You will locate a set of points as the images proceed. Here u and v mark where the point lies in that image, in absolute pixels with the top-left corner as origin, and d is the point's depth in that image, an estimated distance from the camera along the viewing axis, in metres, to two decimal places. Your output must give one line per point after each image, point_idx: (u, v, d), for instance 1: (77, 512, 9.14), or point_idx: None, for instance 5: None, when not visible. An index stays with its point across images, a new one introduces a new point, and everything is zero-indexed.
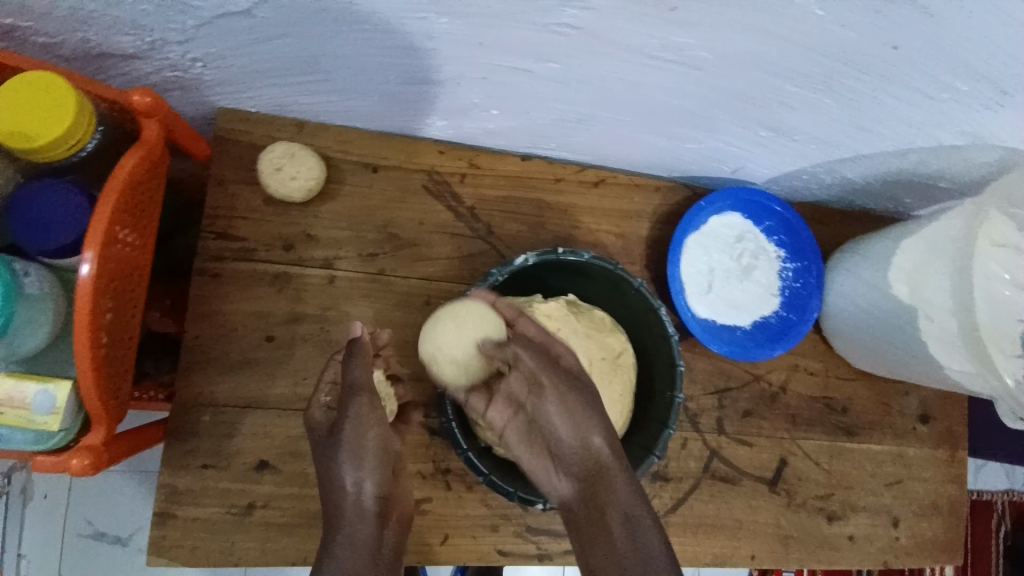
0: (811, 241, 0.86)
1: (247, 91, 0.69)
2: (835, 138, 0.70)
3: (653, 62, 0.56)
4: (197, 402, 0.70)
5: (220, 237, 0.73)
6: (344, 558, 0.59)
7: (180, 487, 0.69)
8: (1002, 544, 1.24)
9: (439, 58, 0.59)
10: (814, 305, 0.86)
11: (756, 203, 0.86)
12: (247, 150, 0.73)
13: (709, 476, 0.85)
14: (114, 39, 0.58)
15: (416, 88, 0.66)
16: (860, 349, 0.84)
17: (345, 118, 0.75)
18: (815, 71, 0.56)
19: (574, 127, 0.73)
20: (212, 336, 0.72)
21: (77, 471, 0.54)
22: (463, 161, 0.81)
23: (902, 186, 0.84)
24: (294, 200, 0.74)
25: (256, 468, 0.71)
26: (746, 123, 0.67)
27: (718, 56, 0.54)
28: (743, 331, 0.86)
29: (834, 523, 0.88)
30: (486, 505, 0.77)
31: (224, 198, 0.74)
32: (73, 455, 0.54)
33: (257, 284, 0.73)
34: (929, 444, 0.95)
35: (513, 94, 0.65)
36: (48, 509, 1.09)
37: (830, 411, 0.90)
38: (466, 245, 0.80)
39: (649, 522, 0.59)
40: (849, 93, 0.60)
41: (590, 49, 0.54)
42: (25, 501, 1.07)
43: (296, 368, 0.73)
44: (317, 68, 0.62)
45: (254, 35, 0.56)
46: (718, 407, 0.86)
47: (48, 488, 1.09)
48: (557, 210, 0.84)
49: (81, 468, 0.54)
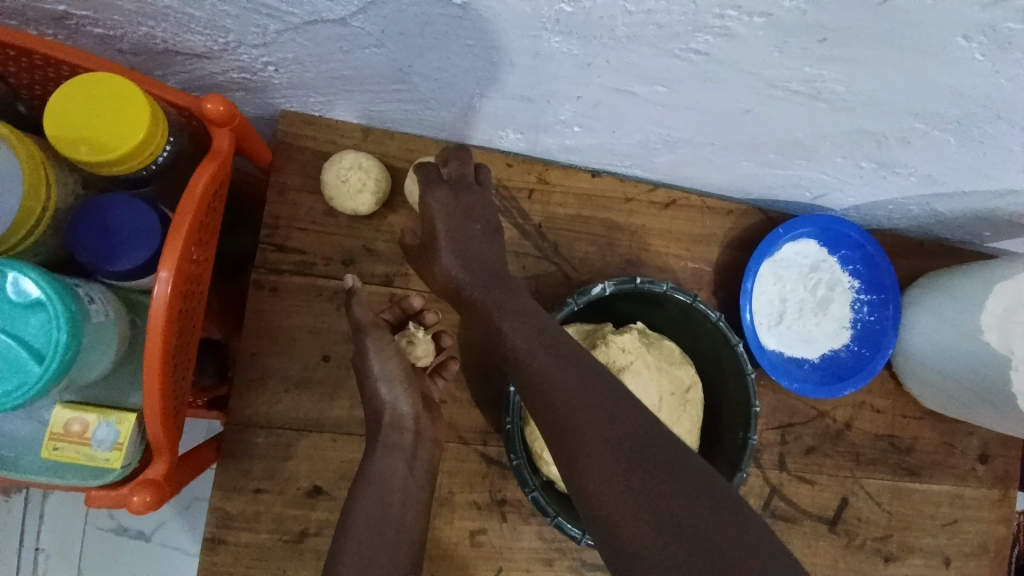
0: (892, 276, 0.81)
1: (316, 95, 0.65)
2: (939, 174, 0.66)
3: (776, 93, 0.53)
4: (251, 423, 0.67)
5: (278, 249, 0.69)
6: (358, 545, 0.55)
7: (232, 511, 0.66)
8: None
9: (536, 75, 0.55)
10: (891, 341, 0.81)
11: (836, 231, 0.81)
12: (310, 156, 0.70)
13: (769, 514, 0.81)
14: (184, 38, 0.54)
15: (501, 103, 0.61)
16: (933, 391, 0.81)
17: (413, 126, 0.71)
18: (944, 110, 0.53)
19: (659, 148, 0.69)
20: (268, 354, 0.68)
21: (139, 509, 0.50)
22: (532, 175, 0.77)
23: (986, 222, 0.80)
24: (358, 213, 0.69)
25: (310, 493, 0.67)
26: (852, 153, 0.64)
27: (850, 91, 0.51)
28: (811, 365, 0.83)
29: (891, 564, 0.85)
30: (542, 538, 0.74)
31: (284, 207, 0.70)
32: (134, 491, 0.50)
33: (316, 300, 0.69)
34: (988, 484, 0.92)
35: (606, 113, 0.61)
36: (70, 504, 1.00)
37: (893, 450, 0.87)
38: (531, 264, 0.77)
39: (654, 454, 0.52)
40: (974, 132, 0.56)
41: (713, 76, 0.51)
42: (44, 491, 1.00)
43: (354, 389, 0.69)
44: (404, 78, 0.58)
45: (342, 43, 0.53)
46: (782, 443, 0.83)
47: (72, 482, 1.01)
48: (627, 232, 0.80)
49: (142, 506, 0.51)
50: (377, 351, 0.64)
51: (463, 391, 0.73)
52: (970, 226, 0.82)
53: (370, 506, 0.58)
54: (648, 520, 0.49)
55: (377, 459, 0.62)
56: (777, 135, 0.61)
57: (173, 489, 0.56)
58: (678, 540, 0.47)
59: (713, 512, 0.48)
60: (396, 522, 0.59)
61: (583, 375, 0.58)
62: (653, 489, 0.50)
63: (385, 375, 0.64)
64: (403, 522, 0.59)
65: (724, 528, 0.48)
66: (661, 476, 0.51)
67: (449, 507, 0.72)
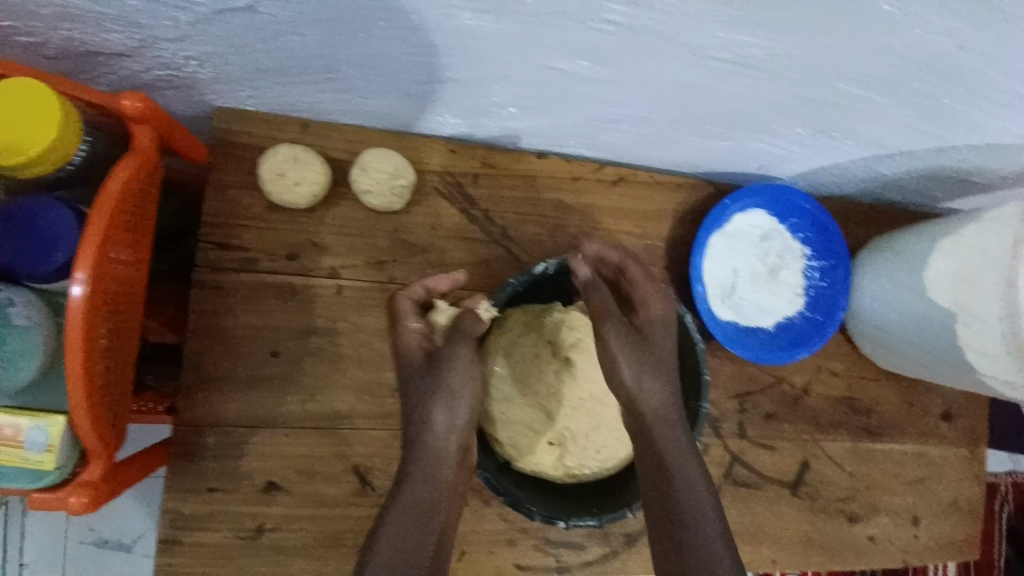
0: (842, 241, 0.82)
1: (246, 88, 0.63)
2: (878, 139, 0.67)
3: (699, 61, 0.52)
4: (201, 423, 0.67)
5: (221, 247, 0.68)
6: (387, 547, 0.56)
7: (186, 512, 0.66)
8: (1003, 529, 1.23)
9: (460, 56, 0.54)
10: (842, 305, 0.82)
11: (784, 199, 0.82)
12: (247, 151, 0.69)
13: (731, 482, 0.83)
14: (102, 37, 0.53)
15: (435, 87, 0.61)
16: (885, 350, 0.82)
17: (351, 116, 0.69)
18: (867, 70, 0.53)
19: (602, 126, 0.68)
20: (218, 353, 0.67)
21: (76, 509, 0.52)
22: (476, 160, 0.76)
23: (934, 181, 0.80)
24: (299, 207, 0.68)
25: (266, 489, 0.68)
26: (789, 121, 0.63)
27: (774, 56, 0.51)
28: (767, 334, 0.83)
29: (855, 524, 0.87)
30: (504, 519, 0.76)
31: (222, 204, 0.68)
32: (72, 492, 0.52)
33: (262, 297, 0.69)
34: (951, 441, 0.93)
35: (540, 94, 0.60)
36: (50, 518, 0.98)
37: (853, 413, 0.88)
38: (480, 250, 0.76)
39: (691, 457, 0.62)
40: (903, 92, 0.56)
41: (637, 47, 0.50)
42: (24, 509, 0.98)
43: (306, 383, 0.69)
44: (330, 67, 0.57)
45: (259, 33, 0.52)
46: (741, 412, 0.84)
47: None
48: (577, 211, 0.80)
49: (81, 506, 0.52)
50: (422, 366, 0.63)
51: None
52: (921, 186, 0.82)
53: (400, 524, 0.58)
54: (693, 533, 0.58)
55: (414, 476, 0.60)
56: (712, 108, 0.61)
57: (116, 488, 0.57)
58: (709, 548, 0.57)
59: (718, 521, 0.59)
60: (415, 533, 0.58)
61: (655, 383, 0.65)
62: (691, 504, 0.59)
63: (432, 385, 0.62)
64: (428, 536, 0.59)
65: (718, 537, 0.58)
66: (697, 492, 0.60)
67: None
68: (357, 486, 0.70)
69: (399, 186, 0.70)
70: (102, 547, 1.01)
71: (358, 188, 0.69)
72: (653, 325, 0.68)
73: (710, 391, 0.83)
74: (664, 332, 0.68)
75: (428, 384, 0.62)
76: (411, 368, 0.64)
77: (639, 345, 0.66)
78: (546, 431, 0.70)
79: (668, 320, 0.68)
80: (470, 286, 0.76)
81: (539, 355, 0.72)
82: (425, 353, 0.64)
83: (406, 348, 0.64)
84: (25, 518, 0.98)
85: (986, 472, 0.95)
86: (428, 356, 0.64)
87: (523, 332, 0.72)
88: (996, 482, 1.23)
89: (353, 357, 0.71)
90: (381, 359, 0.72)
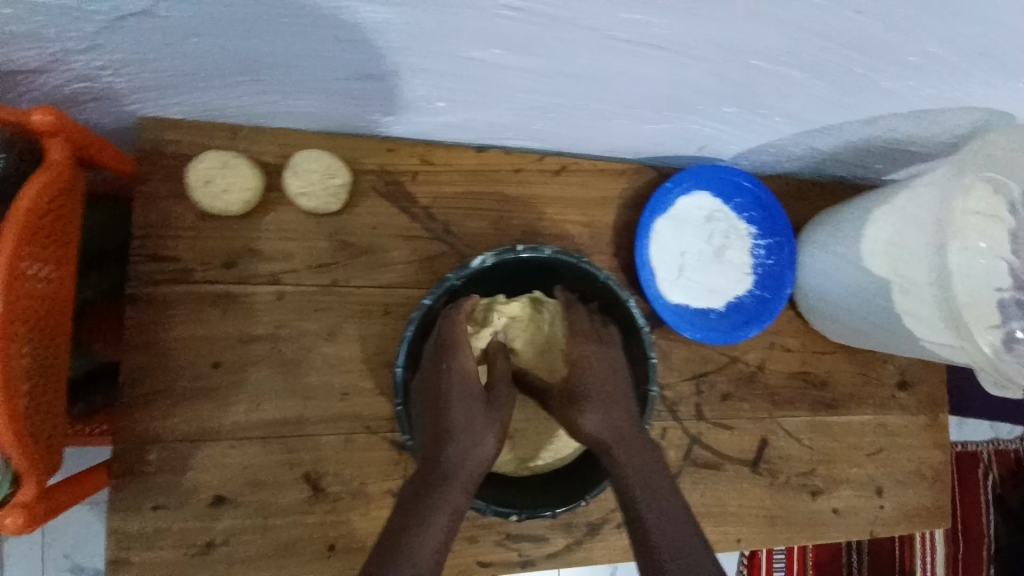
0: (785, 218, 0.83)
1: (168, 97, 0.62)
2: (805, 114, 0.67)
3: (611, 44, 0.52)
4: (144, 439, 0.66)
5: (152, 258, 0.67)
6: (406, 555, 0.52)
7: (131, 531, 0.66)
8: (989, 495, 1.26)
9: (372, 51, 0.53)
10: (789, 281, 0.83)
11: (725, 180, 0.82)
12: (177, 161, 0.68)
13: (691, 464, 0.83)
14: (11, 54, 0.52)
15: (357, 84, 0.60)
16: (834, 324, 0.82)
17: (281, 119, 0.68)
18: (778, 45, 0.53)
19: (533, 115, 0.68)
20: (155, 368, 0.66)
21: (12, 530, 0.53)
22: (416, 157, 0.75)
23: (874, 154, 0.81)
24: (231, 213, 0.67)
25: (213, 503, 0.67)
26: (714, 101, 0.64)
27: (683, 34, 0.51)
28: (717, 313, 0.84)
29: (818, 498, 0.87)
30: (464, 517, 0.75)
31: (153, 215, 0.67)
32: (5, 515, 0.52)
33: (198, 308, 0.68)
34: (911, 410, 0.92)
35: (462, 85, 0.60)
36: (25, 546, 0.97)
37: (809, 387, 0.88)
38: (423, 247, 0.75)
39: (653, 457, 0.62)
40: (818, 66, 0.57)
41: (545, 32, 0.50)
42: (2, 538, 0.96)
43: (250, 391, 0.69)
44: (246, 68, 0.56)
45: (163, 36, 0.51)
46: (698, 393, 0.84)
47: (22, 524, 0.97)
48: (520, 203, 0.79)
49: (16, 527, 0.53)
50: (466, 396, 0.62)
51: (366, 381, 0.72)
52: (860, 159, 0.83)
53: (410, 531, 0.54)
54: (668, 521, 0.58)
55: (403, 512, 0.56)
56: (636, 90, 0.61)
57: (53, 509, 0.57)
58: (676, 530, 0.57)
59: (685, 517, 0.58)
60: (421, 538, 0.54)
61: (613, 390, 0.65)
62: (650, 494, 0.59)
63: (465, 415, 0.62)
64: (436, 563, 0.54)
65: (687, 531, 0.57)
66: (655, 480, 0.61)
67: (364, 498, 0.71)
68: (308, 494, 0.70)
69: (334, 185, 0.69)
70: (77, 574, 0.99)
71: (292, 190, 0.68)
72: (589, 363, 0.66)
73: (665, 374, 0.83)
74: (601, 363, 0.67)
75: (468, 412, 0.62)
76: (449, 398, 0.62)
77: (585, 386, 0.65)
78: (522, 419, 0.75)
79: (600, 356, 0.67)
80: (416, 284, 0.75)
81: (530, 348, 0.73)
82: (469, 382, 0.63)
83: (443, 378, 0.63)
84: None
85: (950, 439, 0.93)
86: (467, 382, 0.63)
87: (515, 325, 0.73)
88: (977, 450, 1.27)
89: (298, 362, 0.70)
90: (327, 363, 0.71)
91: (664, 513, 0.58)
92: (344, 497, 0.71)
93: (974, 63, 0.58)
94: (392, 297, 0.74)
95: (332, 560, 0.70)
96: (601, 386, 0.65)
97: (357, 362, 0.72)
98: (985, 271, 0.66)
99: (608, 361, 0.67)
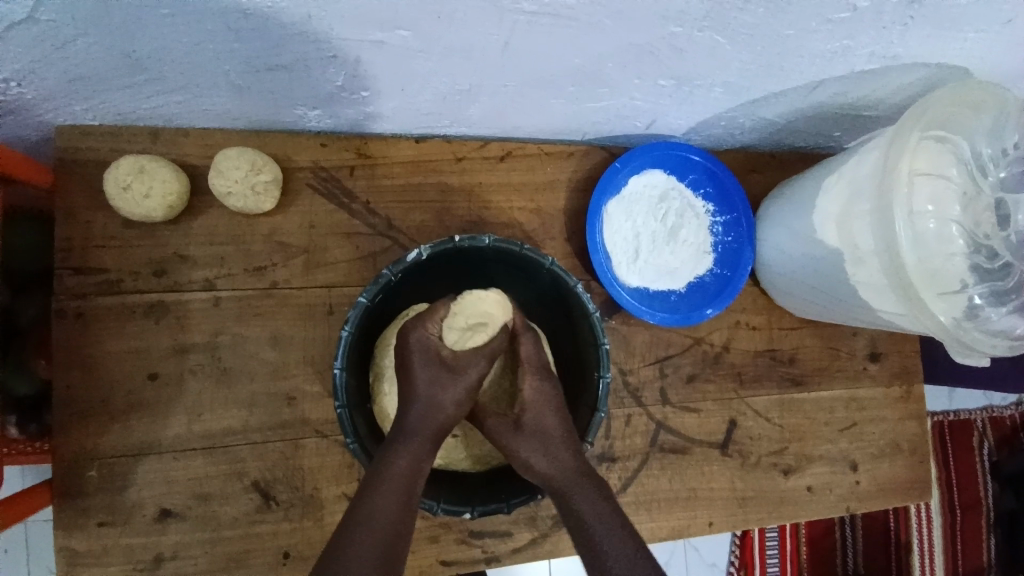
0: (739, 192, 0.81)
1: (79, 103, 0.60)
2: (743, 78, 0.65)
3: (516, 17, 0.50)
4: (84, 456, 0.65)
5: (79, 272, 0.66)
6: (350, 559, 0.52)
7: (78, 549, 0.64)
8: (985, 462, 1.24)
9: (269, 39, 0.51)
10: (748, 257, 0.81)
11: (677, 156, 0.80)
12: (99, 170, 0.66)
13: (657, 450, 0.81)
14: None
15: (267, 76, 0.57)
16: (796, 298, 0.81)
17: (203, 118, 0.66)
18: (697, 6, 0.51)
19: (461, 99, 0.65)
20: (90, 383, 0.65)
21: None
22: (350, 151, 0.73)
23: (828, 120, 0.78)
24: (155, 219, 0.65)
25: (159, 518, 0.66)
26: (645, 72, 0.62)
27: (592, 4, 0.49)
28: (677, 295, 0.81)
29: (791, 477, 0.85)
30: (424, 516, 0.74)
31: (78, 227, 0.66)
32: None
33: (130, 320, 0.66)
34: (883, 382, 0.90)
35: (377, 71, 0.57)
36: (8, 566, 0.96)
37: (776, 364, 0.86)
38: (365, 244, 0.73)
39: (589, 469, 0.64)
40: (741, 25, 0.55)
41: (441, 9, 0.48)
42: None
43: (190, 402, 0.67)
44: (143, 66, 0.54)
45: (52, 42, 0.49)
46: (661, 377, 0.82)
47: (6, 542, 0.97)
48: (464, 192, 0.76)
49: None
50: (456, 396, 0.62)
51: (313, 384, 0.70)
52: (815, 127, 0.80)
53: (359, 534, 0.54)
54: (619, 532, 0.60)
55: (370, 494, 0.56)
56: (559, 65, 0.58)
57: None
58: (607, 519, 0.61)
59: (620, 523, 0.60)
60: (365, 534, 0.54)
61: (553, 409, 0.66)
62: (587, 505, 0.61)
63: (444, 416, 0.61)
64: (395, 550, 0.54)
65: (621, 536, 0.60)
66: (582, 478, 0.63)
67: (318, 505, 0.69)
68: (258, 503, 0.68)
69: (261, 182, 0.66)
70: None
71: (217, 191, 0.66)
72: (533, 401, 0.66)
73: (626, 360, 0.81)
74: (548, 410, 0.65)
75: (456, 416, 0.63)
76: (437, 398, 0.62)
77: (527, 434, 0.65)
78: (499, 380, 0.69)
79: (544, 401, 0.66)
80: (359, 282, 0.73)
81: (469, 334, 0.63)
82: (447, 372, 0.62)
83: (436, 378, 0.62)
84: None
85: (926, 409, 0.91)
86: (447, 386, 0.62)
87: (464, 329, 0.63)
88: (970, 418, 1.24)
89: (238, 369, 0.68)
90: (270, 369, 0.69)
91: (606, 518, 0.61)
92: (296, 504, 0.69)
93: (904, 15, 0.56)
94: (335, 296, 0.72)
95: (287, 568, 0.68)
96: (544, 428, 0.65)
97: (302, 365, 0.70)
98: (937, 236, 0.63)
99: (550, 398, 0.66)
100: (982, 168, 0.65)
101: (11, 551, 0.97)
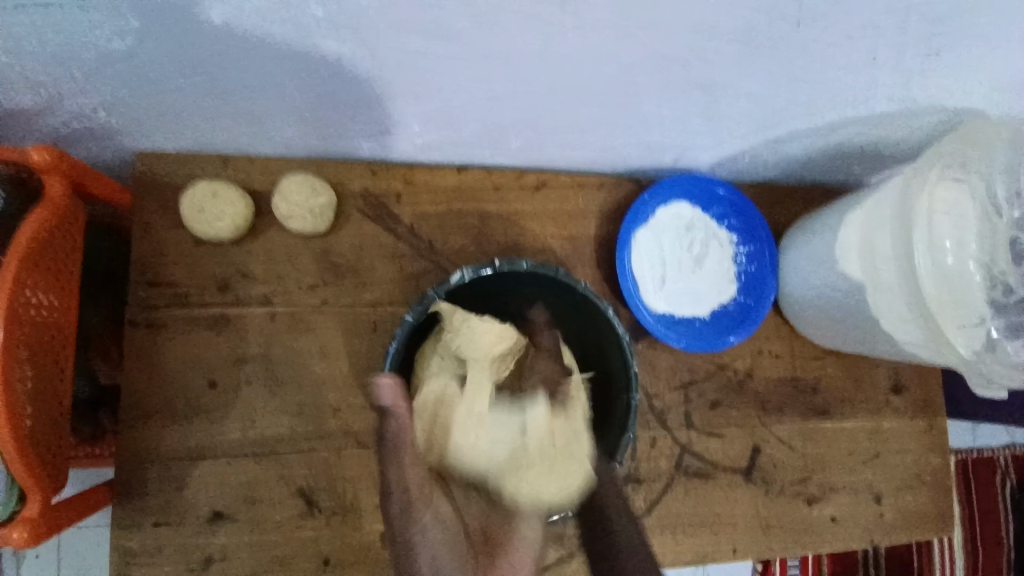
0: (762, 224, 0.85)
1: (161, 131, 0.67)
2: (769, 117, 0.69)
3: (563, 61, 0.55)
4: (143, 457, 0.69)
5: (150, 285, 0.71)
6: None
7: (133, 547, 0.68)
8: (1008, 500, 1.23)
9: (340, 80, 0.57)
10: (771, 287, 0.85)
11: (703, 189, 0.84)
12: (172, 191, 0.72)
13: (682, 473, 0.83)
14: (14, 98, 0.56)
15: (333, 111, 0.63)
16: (818, 328, 0.84)
17: (268, 146, 0.72)
18: (725, 52, 0.56)
19: (503, 134, 0.71)
20: (152, 388, 0.70)
21: (18, 544, 0.57)
22: (397, 179, 0.78)
23: (849, 158, 0.82)
24: (222, 238, 0.71)
25: (211, 519, 0.70)
26: (675, 111, 0.67)
27: (626, 48, 0.54)
28: (702, 321, 0.84)
29: (814, 505, 0.86)
30: None
31: (151, 244, 0.72)
32: (12, 528, 0.57)
33: (193, 331, 0.72)
34: (905, 414, 0.91)
35: (430, 106, 0.63)
36: (39, 573, 1.00)
37: (799, 392, 0.89)
38: (409, 265, 0.78)
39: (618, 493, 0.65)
40: (766, 70, 0.60)
41: (492, 53, 0.53)
42: (17, 562, 0.99)
43: (244, 408, 0.72)
44: (226, 101, 0.60)
45: (147, 76, 0.55)
46: (686, 402, 0.85)
47: (39, 548, 1.00)
48: (501, 219, 0.81)
49: (22, 540, 0.57)
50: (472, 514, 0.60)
51: (356, 397, 0.74)
52: (836, 164, 0.84)
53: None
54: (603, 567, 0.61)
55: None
56: (597, 103, 0.64)
57: (63, 521, 0.62)
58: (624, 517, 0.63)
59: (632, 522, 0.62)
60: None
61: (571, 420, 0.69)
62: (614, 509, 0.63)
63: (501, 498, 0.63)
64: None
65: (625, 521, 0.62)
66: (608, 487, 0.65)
67: (357, 513, 0.73)
68: (303, 508, 0.71)
69: (319, 205, 0.72)
70: None
71: (280, 212, 0.72)
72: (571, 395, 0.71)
73: (652, 384, 0.84)
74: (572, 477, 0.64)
75: (517, 542, 0.59)
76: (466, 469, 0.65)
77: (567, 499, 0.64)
78: (496, 401, 0.71)
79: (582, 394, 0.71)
80: (402, 301, 0.77)
81: (468, 383, 0.71)
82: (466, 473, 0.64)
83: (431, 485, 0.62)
84: (18, 572, 0.99)
85: (950, 442, 0.92)
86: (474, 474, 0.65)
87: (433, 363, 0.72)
88: (993, 456, 1.23)
89: (288, 379, 0.73)
90: (317, 381, 0.74)
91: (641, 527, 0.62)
92: (337, 512, 0.72)
93: (920, 62, 0.60)
94: (380, 313, 0.76)
95: (327, 574, 0.71)
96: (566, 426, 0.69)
97: (346, 379, 0.74)
98: (957, 271, 0.66)
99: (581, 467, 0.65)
100: (997, 207, 0.68)
101: (41, 557, 1.00)
